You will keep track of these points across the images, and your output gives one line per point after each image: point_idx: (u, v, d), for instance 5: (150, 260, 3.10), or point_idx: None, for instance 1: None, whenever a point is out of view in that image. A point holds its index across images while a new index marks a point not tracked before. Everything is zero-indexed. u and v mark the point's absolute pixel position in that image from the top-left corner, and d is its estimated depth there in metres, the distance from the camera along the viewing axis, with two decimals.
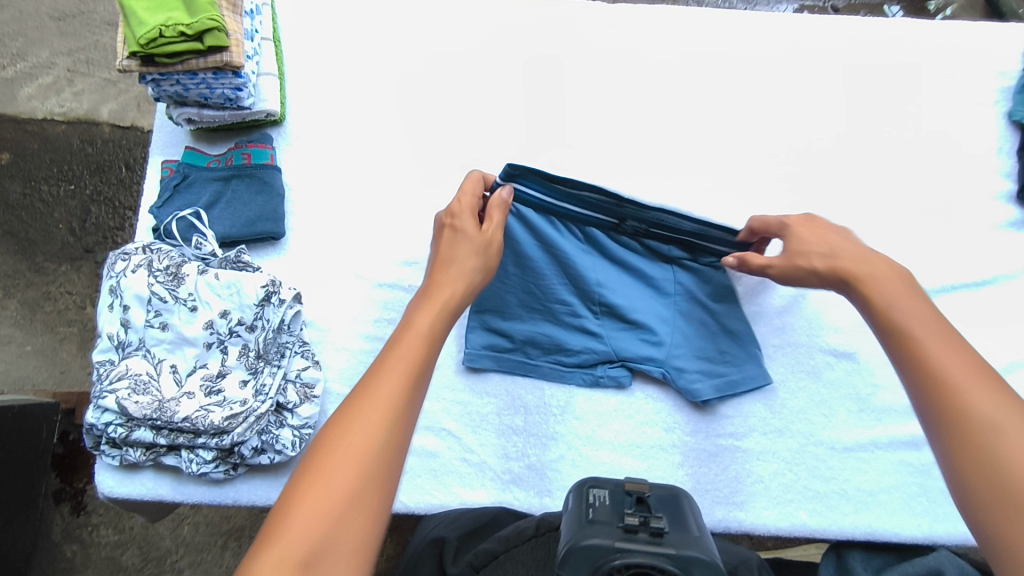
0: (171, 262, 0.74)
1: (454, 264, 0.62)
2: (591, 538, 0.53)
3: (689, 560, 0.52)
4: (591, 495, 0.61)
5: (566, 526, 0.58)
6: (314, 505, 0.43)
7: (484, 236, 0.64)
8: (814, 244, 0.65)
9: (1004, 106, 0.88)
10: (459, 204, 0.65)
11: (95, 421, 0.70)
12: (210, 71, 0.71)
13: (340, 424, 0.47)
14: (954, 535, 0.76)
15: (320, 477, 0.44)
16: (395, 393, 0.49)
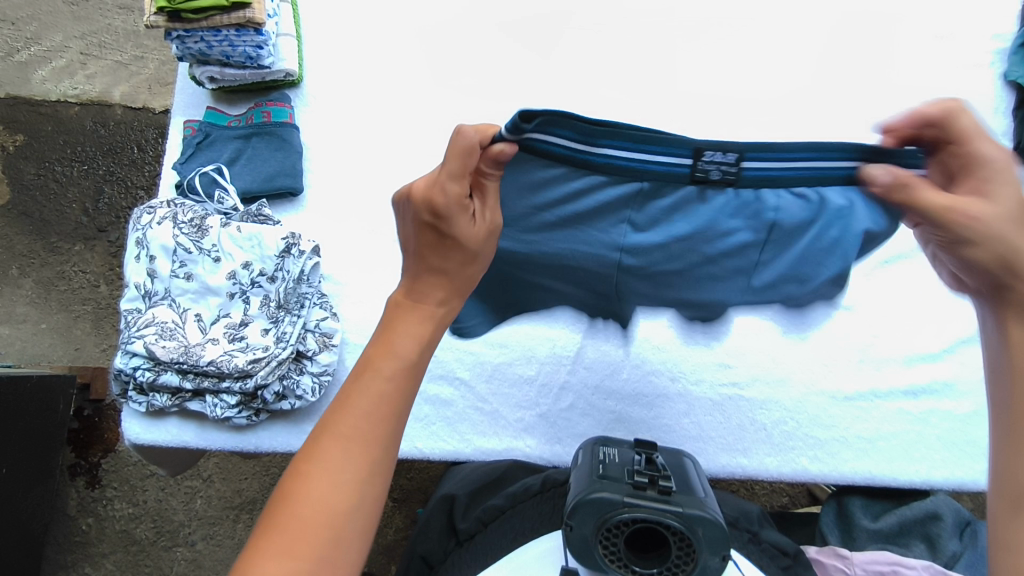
0: (194, 214, 0.77)
1: (431, 274, 0.53)
2: (601, 493, 0.56)
3: (695, 519, 0.55)
4: (601, 453, 0.65)
5: (576, 480, 0.62)
6: (280, 566, 0.44)
7: (468, 250, 0.52)
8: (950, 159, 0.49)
9: (999, 67, 0.90)
10: (444, 198, 0.49)
11: (123, 365, 0.73)
12: (233, 28, 0.74)
13: (304, 466, 0.48)
14: (951, 480, 0.79)
15: (286, 518, 0.46)
16: (363, 423, 0.49)
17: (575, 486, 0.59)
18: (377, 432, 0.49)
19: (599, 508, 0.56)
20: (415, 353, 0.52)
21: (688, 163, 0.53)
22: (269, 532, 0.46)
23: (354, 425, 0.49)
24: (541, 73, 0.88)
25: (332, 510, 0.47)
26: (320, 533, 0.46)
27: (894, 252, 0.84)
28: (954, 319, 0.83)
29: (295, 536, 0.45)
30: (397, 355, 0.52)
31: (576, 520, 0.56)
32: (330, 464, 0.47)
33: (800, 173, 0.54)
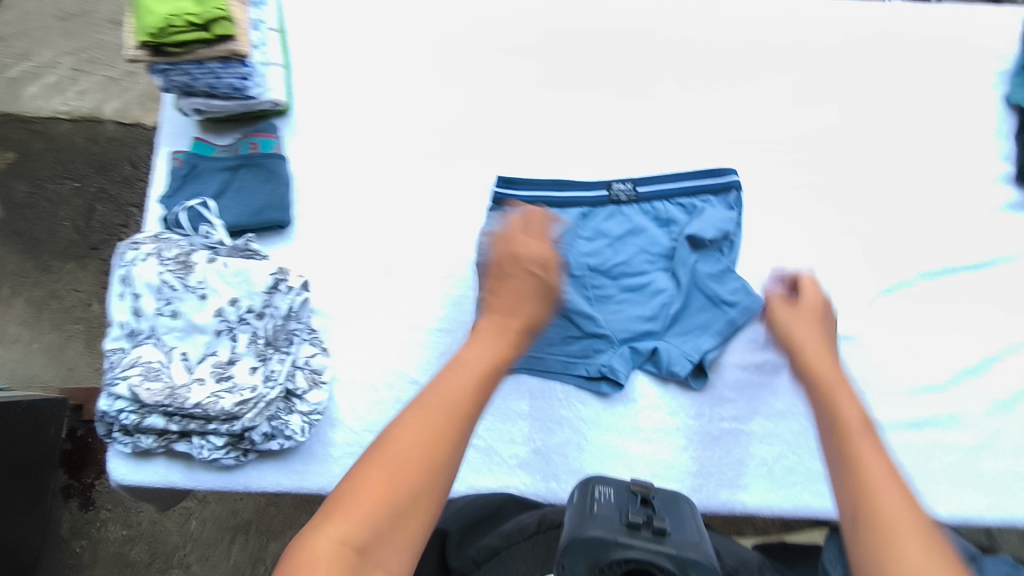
0: (180, 250, 0.74)
1: (514, 305, 0.68)
2: (595, 532, 0.56)
3: (689, 562, 0.56)
4: (595, 489, 0.63)
5: (569, 516, 0.61)
6: (373, 505, 0.50)
7: (545, 288, 0.69)
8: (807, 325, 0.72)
9: (1002, 89, 0.89)
10: (518, 257, 0.70)
11: (108, 408, 0.71)
12: (218, 60, 0.72)
13: (410, 424, 0.55)
14: (956, 515, 0.76)
15: (389, 465, 0.52)
16: (462, 402, 0.58)
17: (568, 523, 0.59)
18: (460, 421, 0.56)
19: (591, 549, 0.56)
20: (487, 368, 0.62)
21: (606, 194, 0.83)
22: (351, 487, 0.51)
23: (437, 406, 0.57)
24: (535, 99, 0.86)
25: (408, 476, 0.52)
26: (393, 495, 0.51)
27: (895, 280, 0.83)
28: (959, 348, 0.81)
29: (374, 488, 0.50)
30: (480, 362, 0.62)
31: (568, 555, 0.56)
32: (417, 435, 0.54)
33: (681, 185, 0.83)
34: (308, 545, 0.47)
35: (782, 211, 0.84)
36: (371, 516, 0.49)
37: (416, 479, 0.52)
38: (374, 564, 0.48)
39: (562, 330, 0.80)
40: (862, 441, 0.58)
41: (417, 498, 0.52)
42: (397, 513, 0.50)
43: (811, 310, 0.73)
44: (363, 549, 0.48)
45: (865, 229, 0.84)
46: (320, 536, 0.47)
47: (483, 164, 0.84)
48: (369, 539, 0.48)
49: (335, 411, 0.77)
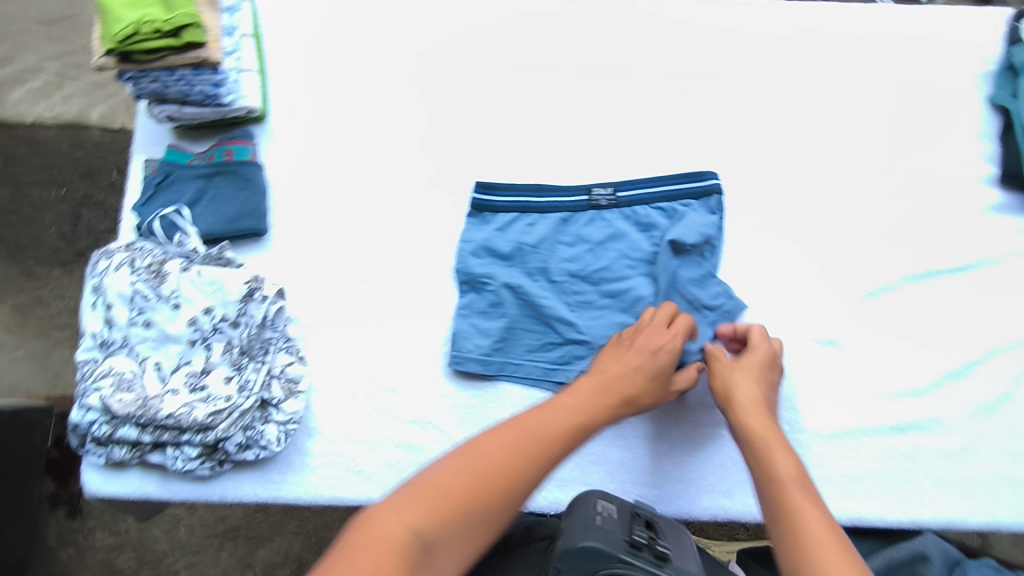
0: (153, 259, 0.74)
1: (628, 380, 0.70)
2: (599, 544, 0.62)
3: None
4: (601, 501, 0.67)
5: (573, 521, 0.65)
6: (452, 507, 0.55)
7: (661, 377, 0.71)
8: (744, 377, 0.72)
9: (985, 90, 0.88)
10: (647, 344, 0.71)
11: (80, 419, 0.70)
12: (189, 67, 0.71)
13: (502, 443, 0.60)
14: (940, 519, 0.76)
15: (477, 473, 0.57)
16: (553, 441, 0.63)
17: (572, 530, 0.64)
18: (548, 455, 0.61)
19: (594, 558, 0.62)
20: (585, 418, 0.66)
21: (585, 199, 0.82)
22: (432, 478, 0.57)
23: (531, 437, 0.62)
24: (515, 103, 0.86)
25: (487, 486, 0.57)
26: (467, 496, 0.56)
27: (878, 283, 0.82)
28: (942, 351, 0.80)
29: (455, 487, 0.56)
30: (574, 406, 0.66)
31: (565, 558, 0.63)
32: (507, 454, 0.59)
33: (662, 189, 0.81)
34: (382, 516, 0.52)
35: (763, 215, 0.84)
36: (448, 511, 0.54)
37: (494, 492, 0.57)
38: (436, 554, 0.53)
39: (542, 337, 0.78)
40: (799, 495, 0.62)
41: (490, 512, 0.56)
42: (470, 517, 0.55)
43: (755, 363, 0.72)
44: (430, 539, 0.53)
45: (848, 232, 0.84)
46: (396, 516, 0.53)
47: (462, 169, 0.84)
48: (438, 532, 0.53)
49: (312, 420, 0.77)
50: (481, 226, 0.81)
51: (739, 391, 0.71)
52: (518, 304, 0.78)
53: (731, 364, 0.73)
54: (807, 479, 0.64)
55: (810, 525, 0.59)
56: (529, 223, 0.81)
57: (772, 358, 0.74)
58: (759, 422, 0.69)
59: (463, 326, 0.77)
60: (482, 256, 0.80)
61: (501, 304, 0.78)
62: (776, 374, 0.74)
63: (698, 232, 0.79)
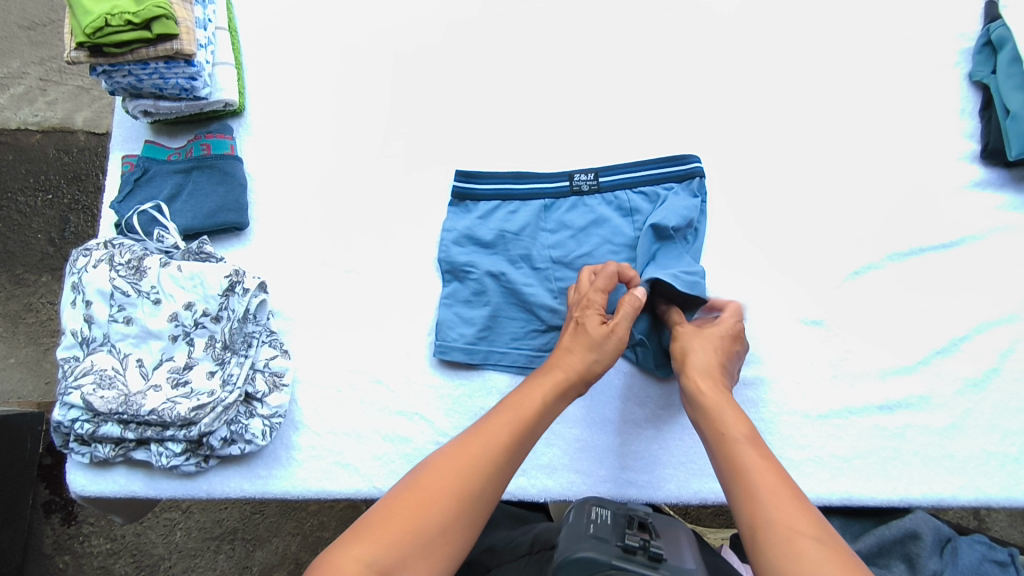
0: (133, 255, 0.73)
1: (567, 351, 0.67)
2: (590, 552, 0.59)
3: None
4: (593, 511, 0.67)
5: (565, 535, 0.64)
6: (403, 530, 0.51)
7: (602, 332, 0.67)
8: (705, 344, 0.71)
9: (964, 67, 0.88)
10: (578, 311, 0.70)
11: (61, 418, 0.70)
12: (161, 60, 0.71)
13: (448, 455, 0.57)
14: (930, 496, 0.76)
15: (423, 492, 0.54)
16: (503, 442, 0.58)
17: (563, 541, 0.62)
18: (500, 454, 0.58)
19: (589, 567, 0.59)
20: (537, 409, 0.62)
21: (567, 185, 0.81)
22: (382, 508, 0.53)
23: (475, 440, 0.58)
24: (494, 92, 0.86)
25: (440, 499, 0.53)
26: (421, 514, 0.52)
27: (863, 263, 0.82)
28: (928, 328, 0.80)
29: (404, 511, 0.52)
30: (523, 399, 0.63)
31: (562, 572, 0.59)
32: (458, 464, 0.56)
33: (644, 174, 0.81)
34: (335, 556, 0.48)
35: (745, 197, 0.84)
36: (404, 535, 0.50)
37: (448, 503, 0.53)
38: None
39: (526, 325, 0.77)
40: (746, 448, 0.60)
41: (449, 523, 0.53)
42: (430, 534, 0.51)
43: (715, 332, 0.72)
44: (389, 567, 0.48)
45: (831, 212, 0.83)
46: (350, 553, 0.48)
47: (442, 159, 0.83)
48: (394, 559, 0.49)
49: (297, 414, 0.76)
50: (463, 215, 0.81)
51: (694, 354, 0.70)
52: (503, 292, 0.78)
53: (696, 330, 0.72)
54: (755, 432, 0.63)
55: (755, 471, 0.57)
56: (511, 210, 0.81)
57: (738, 332, 0.73)
58: (710, 384, 0.67)
59: (447, 315, 0.77)
60: (464, 244, 0.80)
61: (484, 293, 0.78)
62: (741, 345, 0.73)
63: (680, 216, 0.78)
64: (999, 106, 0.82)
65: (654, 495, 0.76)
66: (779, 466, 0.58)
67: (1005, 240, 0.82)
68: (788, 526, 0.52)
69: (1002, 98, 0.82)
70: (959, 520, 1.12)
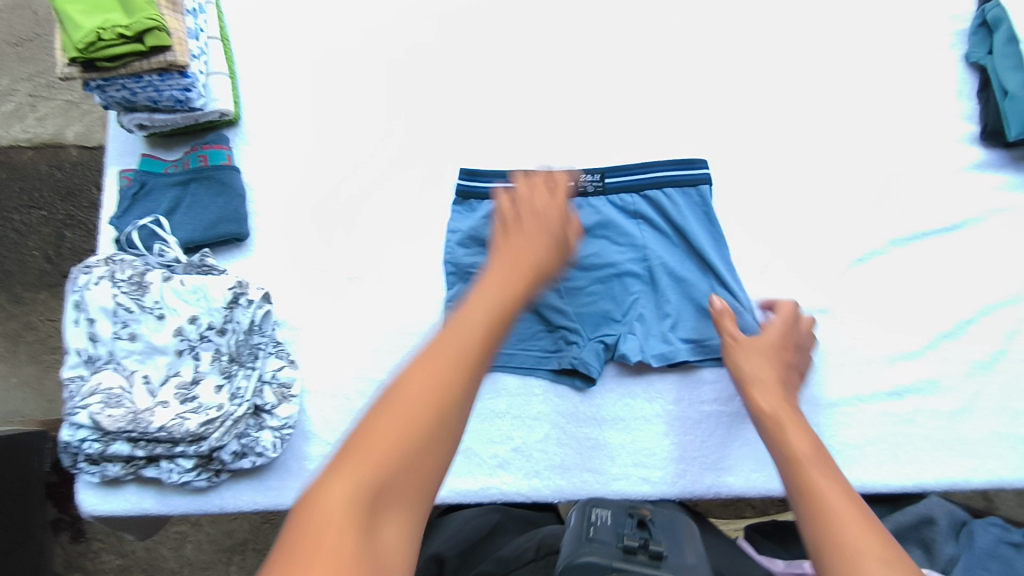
0: (135, 271, 0.72)
1: (522, 241, 0.64)
2: (588, 557, 0.60)
3: None
4: (593, 514, 0.66)
5: (567, 542, 0.64)
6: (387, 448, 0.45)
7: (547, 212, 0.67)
8: (761, 362, 0.69)
9: (960, 49, 0.88)
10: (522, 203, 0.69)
11: (70, 437, 0.69)
12: (155, 72, 0.70)
13: (426, 362, 0.50)
14: (942, 480, 0.76)
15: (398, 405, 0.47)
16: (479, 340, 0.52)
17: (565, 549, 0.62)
18: (482, 348, 0.52)
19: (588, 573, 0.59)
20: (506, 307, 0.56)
21: (573, 185, 0.81)
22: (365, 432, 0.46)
23: (450, 339, 0.52)
24: (490, 91, 0.85)
25: (403, 441, 0.45)
26: (384, 465, 0.44)
27: (867, 250, 0.81)
28: (935, 312, 0.80)
29: (386, 430, 0.46)
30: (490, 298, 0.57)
31: None
32: (427, 369, 0.49)
33: (653, 176, 0.80)
34: (327, 480, 0.43)
35: (747, 188, 0.83)
36: (388, 461, 0.44)
37: (400, 445, 0.45)
38: (383, 522, 0.43)
39: (532, 326, 0.79)
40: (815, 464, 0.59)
41: (432, 438, 0.47)
42: (413, 458, 0.45)
43: (768, 345, 0.71)
44: (376, 498, 0.43)
45: (833, 199, 0.83)
46: (336, 484, 0.43)
47: (441, 161, 0.83)
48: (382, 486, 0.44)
49: (308, 424, 0.75)
50: (467, 215, 0.80)
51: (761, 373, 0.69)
52: None
53: (750, 343, 0.71)
54: (823, 453, 0.61)
55: (824, 492, 0.56)
56: None
57: (787, 340, 0.72)
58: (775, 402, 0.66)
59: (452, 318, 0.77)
60: (469, 246, 0.79)
61: None
62: (793, 354, 0.72)
63: (686, 223, 0.79)
64: (997, 86, 0.82)
65: (668, 492, 0.76)
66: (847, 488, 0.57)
67: (1007, 220, 0.82)
68: (858, 548, 0.49)
69: (1000, 78, 0.81)
70: (972, 501, 1.12)
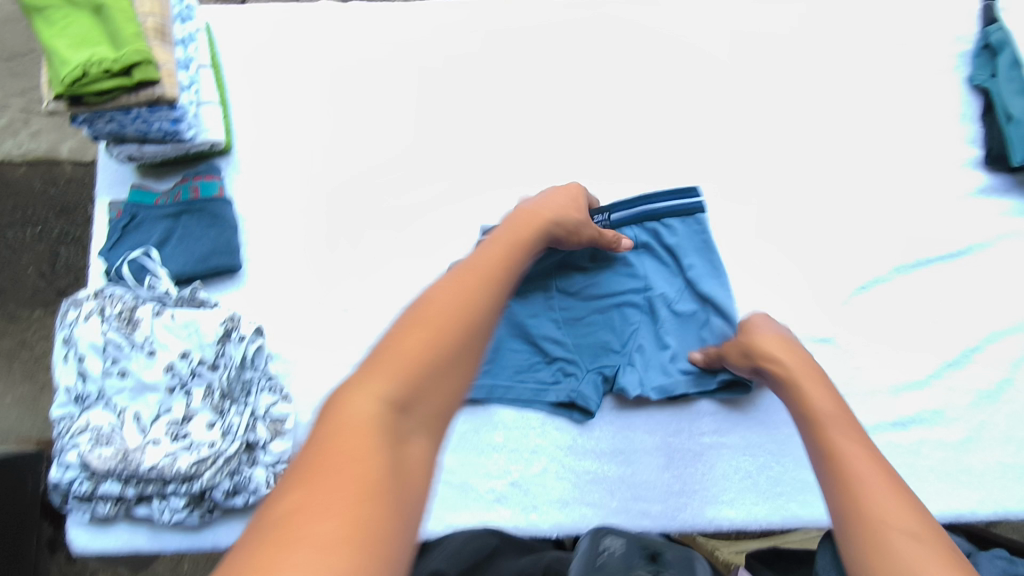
0: (124, 305, 0.71)
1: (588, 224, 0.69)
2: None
3: None
4: (602, 543, 0.65)
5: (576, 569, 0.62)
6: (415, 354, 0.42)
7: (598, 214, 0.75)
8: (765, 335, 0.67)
9: (963, 71, 0.86)
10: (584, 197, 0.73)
11: (59, 477, 0.68)
12: (144, 105, 0.70)
13: (451, 285, 0.48)
14: (948, 513, 0.74)
15: (424, 317, 0.45)
16: (497, 270, 0.51)
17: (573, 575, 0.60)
18: (493, 279, 0.50)
19: None
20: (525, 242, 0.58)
21: None
22: (390, 342, 0.43)
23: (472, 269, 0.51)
24: (487, 116, 0.84)
25: (431, 348, 0.43)
26: (412, 373, 0.41)
27: (870, 277, 0.80)
28: (939, 340, 0.79)
29: (415, 337, 0.43)
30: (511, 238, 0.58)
31: None
32: (455, 292, 0.47)
33: (654, 207, 0.78)
34: (341, 397, 0.40)
35: (747, 214, 0.82)
36: (408, 373, 0.41)
37: (426, 354, 0.42)
38: (410, 436, 0.40)
39: (530, 357, 0.78)
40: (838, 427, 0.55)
41: (460, 352, 0.44)
42: (436, 374, 0.42)
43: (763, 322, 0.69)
44: (405, 403, 0.40)
45: (834, 226, 0.82)
46: (356, 401, 0.40)
47: (438, 189, 0.82)
48: (411, 392, 0.41)
49: None
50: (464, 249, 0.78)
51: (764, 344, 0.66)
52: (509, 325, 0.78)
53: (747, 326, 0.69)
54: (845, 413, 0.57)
55: (852, 465, 0.51)
56: None
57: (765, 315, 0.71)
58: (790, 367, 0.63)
59: None
60: None
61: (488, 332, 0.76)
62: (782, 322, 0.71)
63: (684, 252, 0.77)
64: (1000, 111, 0.80)
65: (668, 525, 0.75)
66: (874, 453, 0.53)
67: (1011, 246, 0.81)
68: (880, 516, 0.46)
69: (1004, 102, 0.80)
70: (1012, 532, 1.05)
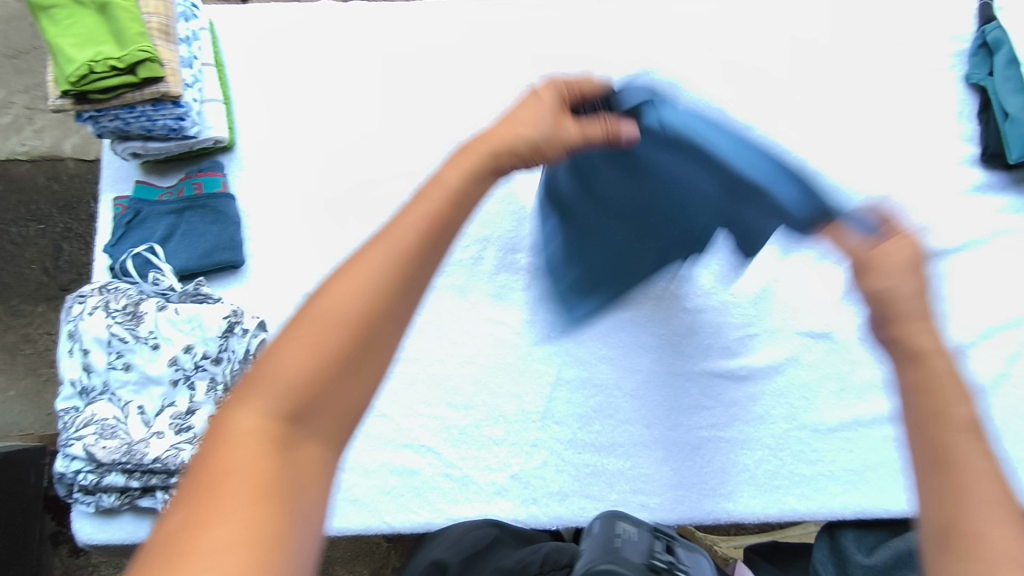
0: (128, 300, 0.72)
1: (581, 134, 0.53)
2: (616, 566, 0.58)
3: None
4: (620, 526, 0.64)
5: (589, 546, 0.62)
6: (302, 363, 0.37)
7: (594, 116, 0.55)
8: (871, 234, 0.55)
9: (960, 70, 0.87)
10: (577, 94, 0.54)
11: (64, 469, 0.69)
12: (148, 103, 0.70)
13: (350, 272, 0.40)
14: None
15: (313, 321, 0.38)
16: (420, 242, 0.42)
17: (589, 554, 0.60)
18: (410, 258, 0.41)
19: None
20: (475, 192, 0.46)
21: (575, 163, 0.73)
22: (274, 350, 0.38)
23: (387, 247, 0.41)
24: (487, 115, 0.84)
25: (323, 357, 0.37)
26: (299, 389, 0.37)
27: None
28: None
29: (304, 345, 0.37)
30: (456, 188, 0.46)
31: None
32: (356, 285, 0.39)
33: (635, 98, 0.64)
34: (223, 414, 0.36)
35: None
36: (299, 381, 0.37)
37: (319, 364, 0.37)
38: (300, 447, 0.36)
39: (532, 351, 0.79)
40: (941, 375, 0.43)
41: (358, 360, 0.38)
42: (329, 386, 0.37)
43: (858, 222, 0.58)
44: (293, 421, 0.36)
45: None
46: (238, 412, 0.36)
47: None
48: (299, 408, 0.36)
49: None
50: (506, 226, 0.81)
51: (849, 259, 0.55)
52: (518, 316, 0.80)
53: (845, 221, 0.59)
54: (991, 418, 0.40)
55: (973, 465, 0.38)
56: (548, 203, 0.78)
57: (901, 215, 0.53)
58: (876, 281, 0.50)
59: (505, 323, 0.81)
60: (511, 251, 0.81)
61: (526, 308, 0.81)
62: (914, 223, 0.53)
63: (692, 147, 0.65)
64: (997, 109, 0.81)
65: (666, 518, 0.76)
66: (993, 457, 0.39)
67: (1008, 243, 0.82)
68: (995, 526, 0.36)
69: (1001, 101, 0.81)
70: None
